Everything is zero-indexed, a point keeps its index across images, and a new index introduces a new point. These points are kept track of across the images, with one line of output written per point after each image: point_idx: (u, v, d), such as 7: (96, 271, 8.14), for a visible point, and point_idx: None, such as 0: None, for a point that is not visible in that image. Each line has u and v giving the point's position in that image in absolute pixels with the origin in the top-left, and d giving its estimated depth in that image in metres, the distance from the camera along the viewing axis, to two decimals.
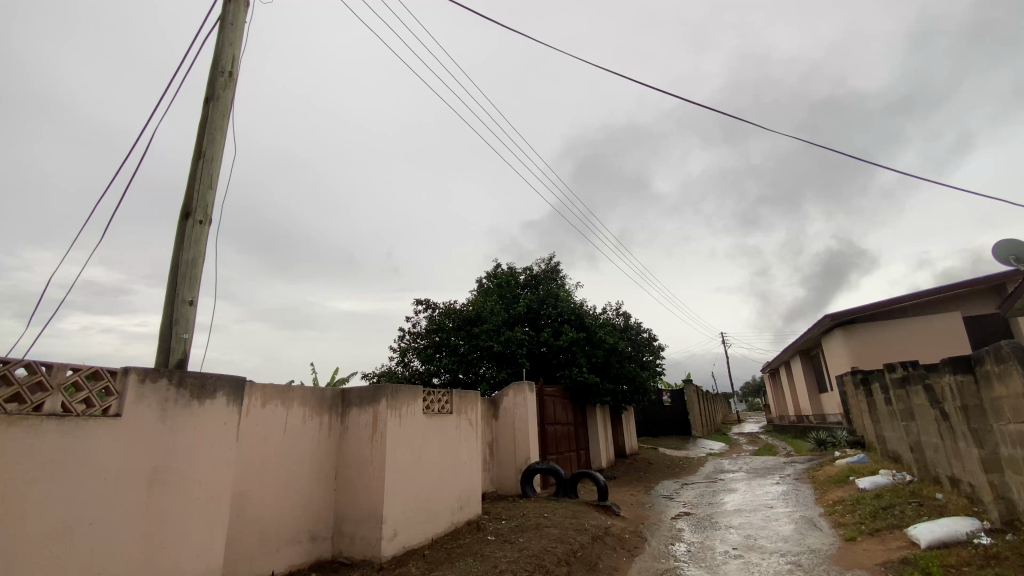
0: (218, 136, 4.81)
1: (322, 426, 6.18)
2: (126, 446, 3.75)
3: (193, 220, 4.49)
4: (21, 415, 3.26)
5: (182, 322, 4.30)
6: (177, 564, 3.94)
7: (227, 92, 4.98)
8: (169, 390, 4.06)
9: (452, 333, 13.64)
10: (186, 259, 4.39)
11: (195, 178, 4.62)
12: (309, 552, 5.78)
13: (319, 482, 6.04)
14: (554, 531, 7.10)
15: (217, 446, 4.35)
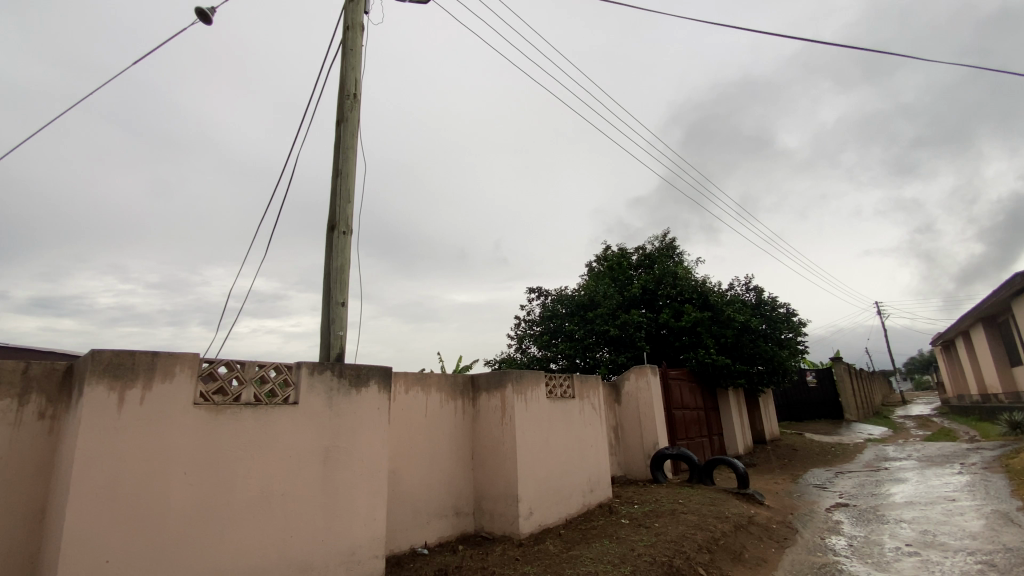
0: (351, 153, 5.36)
1: (457, 410, 6.63)
2: (304, 428, 4.40)
3: (338, 231, 5.08)
4: (225, 404, 4.00)
5: (338, 320, 4.89)
6: (351, 530, 4.56)
7: (354, 112, 5.51)
8: (333, 380, 4.67)
9: (567, 319, 13.71)
10: (336, 265, 4.98)
11: (335, 193, 5.21)
12: (455, 525, 6.28)
13: (459, 462, 6.52)
14: (692, 517, 6.87)
15: (373, 428, 4.91)
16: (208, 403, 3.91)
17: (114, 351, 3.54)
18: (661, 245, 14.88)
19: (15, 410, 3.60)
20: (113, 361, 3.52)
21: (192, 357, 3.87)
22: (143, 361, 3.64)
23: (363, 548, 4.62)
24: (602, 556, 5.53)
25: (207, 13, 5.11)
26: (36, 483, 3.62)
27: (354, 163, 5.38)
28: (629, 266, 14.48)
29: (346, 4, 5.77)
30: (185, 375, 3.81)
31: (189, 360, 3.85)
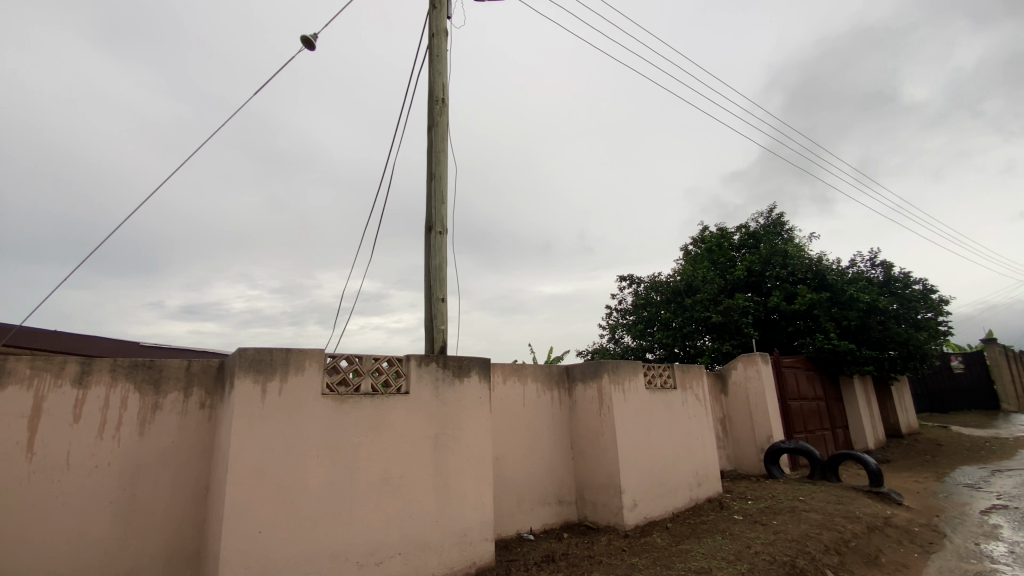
0: (441, 156, 5.58)
1: (554, 400, 6.68)
2: (415, 416, 4.70)
3: (434, 231, 5.33)
4: (348, 394, 4.39)
5: (439, 315, 5.14)
6: (462, 513, 4.80)
7: (443, 117, 5.72)
8: (438, 371, 4.92)
9: (663, 306, 13.18)
10: (434, 263, 5.23)
11: (431, 196, 5.46)
12: (558, 513, 6.35)
13: (559, 451, 6.58)
14: (816, 516, 6.33)
15: (478, 417, 5.11)
16: (333, 393, 4.32)
17: (255, 348, 4.03)
18: (765, 224, 13.75)
19: (182, 401, 4.24)
20: (255, 358, 4.01)
21: (318, 352, 4.29)
22: (279, 357, 4.11)
23: (474, 531, 4.85)
24: (715, 552, 5.30)
25: (310, 39, 5.54)
26: (201, 464, 4.24)
27: (446, 165, 5.60)
28: (729, 248, 13.57)
29: (430, 12, 5.98)
30: (313, 369, 4.24)
31: (316, 355, 4.27)
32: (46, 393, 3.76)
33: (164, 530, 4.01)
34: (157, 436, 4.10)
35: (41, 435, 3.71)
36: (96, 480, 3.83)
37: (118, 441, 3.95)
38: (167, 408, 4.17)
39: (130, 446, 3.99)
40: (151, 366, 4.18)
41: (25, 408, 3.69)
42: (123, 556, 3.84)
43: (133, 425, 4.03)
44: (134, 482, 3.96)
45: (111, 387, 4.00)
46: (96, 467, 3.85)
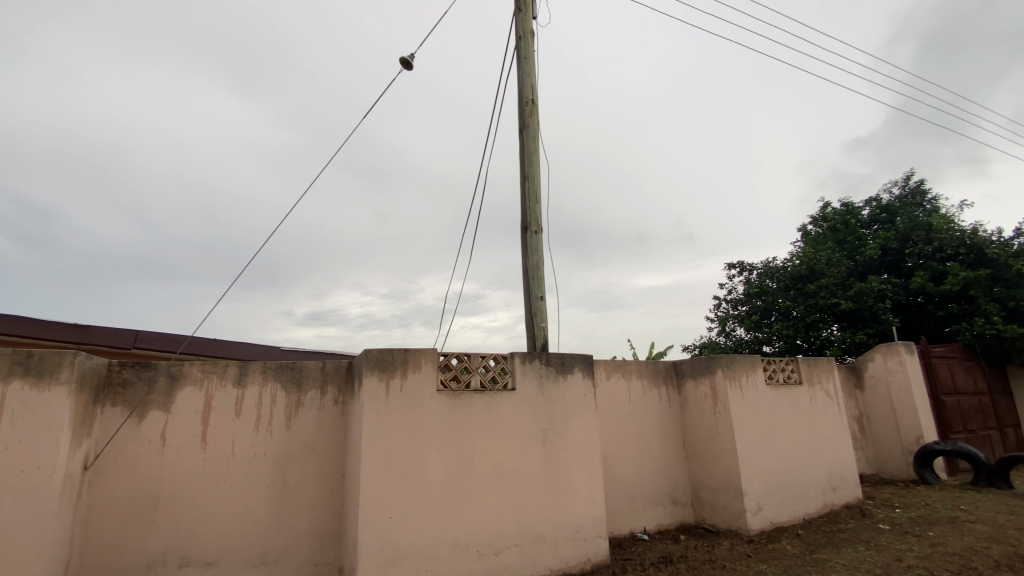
0: (534, 156, 5.63)
1: (662, 397, 6.45)
2: (523, 412, 4.81)
3: (531, 231, 5.40)
4: (459, 390, 4.61)
5: (539, 313, 5.19)
6: (574, 508, 4.82)
7: (533, 117, 5.78)
8: (542, 368, 4.99)
9: (780, 295, 12.12)
10: (532, 262, 5.30)
11: (525, 196, 5.53)
12: (673, 514, 6.13)
13: (671, 449, 6.33)
14: (985, 528, 5.43)
15: (585, 414, 5.10)
16: (446, 390, 4.56)
17: (378, 349, 4.39)
18: (900, 195, 12.08)
19: (319, 398, 4.74)
20: (378, 358, 4.37)
21: (431, 352, 4.55)
22: (399, 357, 4.43)
23: (588, 527, 4.85)
24: (857, 564, 4.78)
25: (407, 60, 5.79)
26: (337, 454, 4.71)
27: (538, 165, 5.64)
28: (856, 226, 12.12)
29: (516, 15, 6.06)
30: (427, 367, 4.51)
31: (430, 355, 4.54)
32: (214, 392, 4.42)
33: (310, 513, 4.52)
34: (301, 428, 4.63)
35: (212, 427, 4.36)
36: (254, 467, 4.42)
37: (271, 433, 4.52)
38: (307, 404, 4.69)
39: (280, 437, 4.55)
40: (293, 367, 4.72)
41: (200, 404, 4.36)
42: (279, 534, 4.39)
43: (282, 419, 4.58)
44: (284, 469, 4.51)
45: (263, 386, 4.59)
46: (255, 456, 4.44)
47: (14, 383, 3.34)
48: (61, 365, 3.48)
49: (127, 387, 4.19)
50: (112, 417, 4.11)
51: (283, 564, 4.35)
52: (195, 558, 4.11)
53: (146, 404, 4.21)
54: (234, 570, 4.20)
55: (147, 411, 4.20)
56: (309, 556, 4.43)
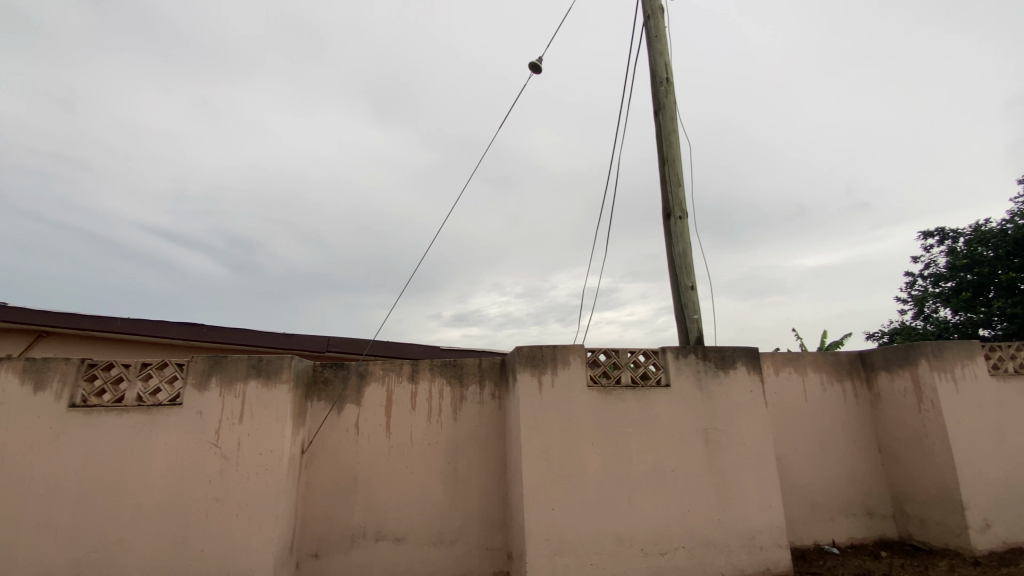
0: (673, 138, 5.34)
1: (846, 393, 5.64)
2: (682, 409, 4.59)
3: (674, 217, 5.12)
4: (610, 386, 4.56)
5: (691, 304, 4.89)
6: (746, 514, 4.46)
7: (669, 97, 5.47)
8: (699, 363, 4.70)
9: (1000, 265, 9.79)
10: (679, 250, 5.02)
11: (666, 182, 5.26)
12: (869, 527, 5.32)
13: (861, 452, 5.51)
14: None
15: (752, 412, 4.68)
16: (597, 386, 4.54)
17: (529, 347, 4.54)
18: None
19: (479, 393, 5.08)
20: (530, 355, 4.52)
21: (580, 348, 4.57)
22: (549, 354, 4.53)
23: (763, 534, 4.45)
24: None
25: (536, 64, 5.85)
26: (499, 446, 4.99)
27: (679, 146, 5.33)
28: None
29: None
30: (577, 363, 4.54)
31: (578, 351, 4.56)
32: (393, 389, 4.99)
33: (480, 500, 4.86)
34: (466, 421, 5.00)
35: (394, 419, 4.93)
36: (429, 456, 4.89)
37: (441, 425, 4.97)
38: (469, 399, 5.05)
39: (448, 429, 4.97)
40: (455, 364, 5.13)
41: (382, 398, 4.96)
42: (454, 517, 4.79)
43: (449, 412, 5.00)
44: (454, 458, 4.92)
45: (431, 382, 5.07)
46: (429, 445, 4.91)
47: (251, 382, 4.15)
48: (281, 367, 4.23)
49: (328, 384, 4.93)
50: (318, 410, 4.86)
51: (459, 545, 4.74)
52: (387, 534, 4.68)
53: (343, 398, 4.92)
54: (420, 547, 4.69)
55: (344, 404, 4.91)
56: (481, 539, 4.77)
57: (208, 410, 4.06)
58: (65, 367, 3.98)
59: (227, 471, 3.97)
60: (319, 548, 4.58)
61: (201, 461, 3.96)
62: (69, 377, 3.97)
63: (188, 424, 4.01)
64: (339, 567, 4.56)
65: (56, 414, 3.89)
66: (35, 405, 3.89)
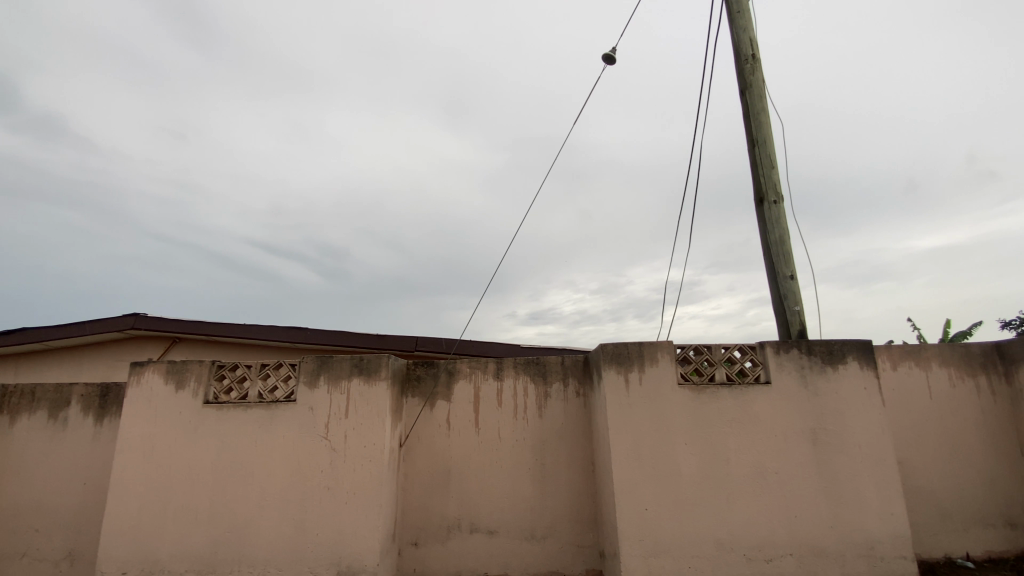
0: (763, 118, 5.00)
1: (980, 388, 4.98)
2: (785, 407, 4.29)
3: (768, 202, 4.80)
4: (703, 384, 4.37)
5: (791, 295, 4.57)
6: (863, 521, 4.09)
7: (756, 74, 5.13)
8: (803, 358, 4.37)
9: None
10: (775, 237, 4.71)
11: (756, 165, 4.95)
12: (1014, 541, 4.66)
13: (1001, 456, 4.84)
14: None
15: (866, 410, 4.28)
16: (689, 383, 4.37)
17: (614, 344, 4.47)
18: None
19: (564, 390, 5.08)
20: (616, 353, 4.44)
21: (669, 344, 4.43)
22: (636, 351, 4.43)
23: (884, 545, 4.05)
24: None
25: (610, 55, 5.72)
26: (586, 443, 4.97)
27: (770, 126, 4.99)
28: None
29: None
30: (666, 360, 4.40)
31: (667, 347, 4.42)
32: (480, 386, 5.14)
33: (569, 497, 4.86)
34: (552, 418, 5.03)
35: (482, 415, 5.07)
36: (517, 452, 4.97)
37: (528, 422, 5.03)
38: (554, 396, 5.07)
39: (535, 426, 5.02)
40: (539, 362, 5.18)
41: (470, 395, 5.12)
42: (544, 513, 4.84)
43: (534, 410, 5.05)
44: (542, 454, 4.96)
45: (516, 379, 5.15)
46: (516, 441, 5.00)
47: (354, 380, 4.47)
48: (380, 365, 4.51)
49: (420, 381, 5.17)
50: (412, 407, 5.10)
51: (550, 540, 4.78)
52: (481, 526, 4.83)
53: (434, 395, 5.14)
54: (512, 540, 4.79)
55: (435, 401, 5.12)
56: (572, 536, 4.78)
57: (318, 406, 4.42)
58: (199, 369, 4.51)
59: (336, 462, 4.30)
60: (418, 538, 4.82)
61: (314, 453, 4.32)
62: (203, 377, 4.50)
63: (300, 419, 4.40)
64: (437, 557, 4.77)
65: (194, 409, 4.42)
66: (177, 402, 4.44)
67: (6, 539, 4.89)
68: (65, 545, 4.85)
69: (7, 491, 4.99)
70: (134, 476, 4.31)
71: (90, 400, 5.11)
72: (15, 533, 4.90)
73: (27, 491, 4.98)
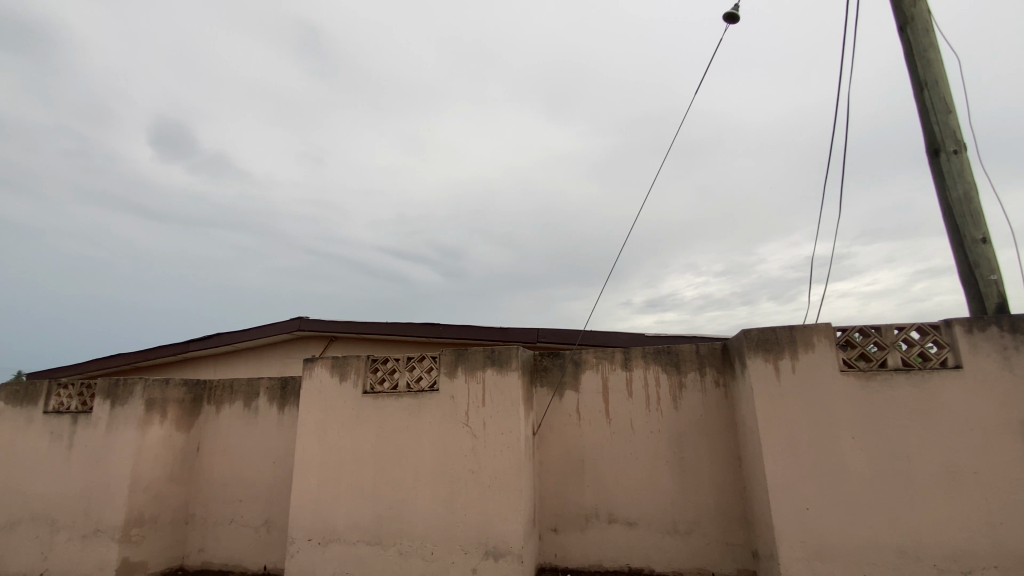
0: (932, 54, 4.19)
1: None
2: (982, 396, 3.59)
3: (946, 153, 4.03)
4: (872, 370, 3.83)
5: (984, 262, 3.80)
6: None
7: (919, 3, 4.32)
8: (1005, 337, 3.62)
9: None
10: (957, 195, 3.94)
11: (926, 111, 4.18)
12: None
13: None
14: None
15: None
16: (854, 370, 3.86)
17: (759, 328, 4.11)
18: None
19: (700, 380, 4.81)
20: (761, 337, 4.07)
21: (825, 326, 3.95)
22: (785, 335, 4.01)
23: None
24: None
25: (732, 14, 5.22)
26: (729, 435, 4.65)
27: (942, 62, 4.18)
28: None
29: None
30: (823, 344, 3.93)
31: (823, 330, 3.95)
32: (609, 376, 5.07)
33: (713, 492, 4.60)
34: (688, 409, 4.79)
35: (613, 405, 4.99)
36: (653, 444, 4.82)
37: (662, 412, 4.85)
38: (690, 386, 4.82)
39: (670, 417, 4.82)
40: (670, 351, 4.95)
41: (600, 385, 5.07)
42: (687, 507, 4.63)
43: (669, 400, 4.85)
44: (680, 446, 4.75)
45: (647, 369, 4.99)
46: (651, 432, 4.85)
47: (488, 371, 4.68)
48: (511, 357, 4.67)
49: (548, 372, 5.22)
50: (542, 397, 5.18)
51: (695, 536, 4.57)
52: (619, 517, 4.77)
53: (562, 385, 5.17)
54: (653, 533, 4.66)
55: (565, 391, 5.15)
56: (719, 533, 4.52)
57: (458, 395, 4.71)
58: (357, 363, 5.07)
59: (477, 448, 4.54)
60: (557, 524, 4.90)
61: (457, 439, 4.61)
62: (361, 370, 5.04)
63: (443, 407, 4.72)
64: (577, 544, 4.81)
65: (354, 399, 4.98)
66: (341, 392, 5.04)
67: (222, 507, 5.96)
68: (262, 514, 5.79)
69: (219, 467, 6.08)
70: (312, 456, 4.98)
71: (274, 391, 6.03)
72: (227, 502, 5.95)
73: (233, 467, 6.02)
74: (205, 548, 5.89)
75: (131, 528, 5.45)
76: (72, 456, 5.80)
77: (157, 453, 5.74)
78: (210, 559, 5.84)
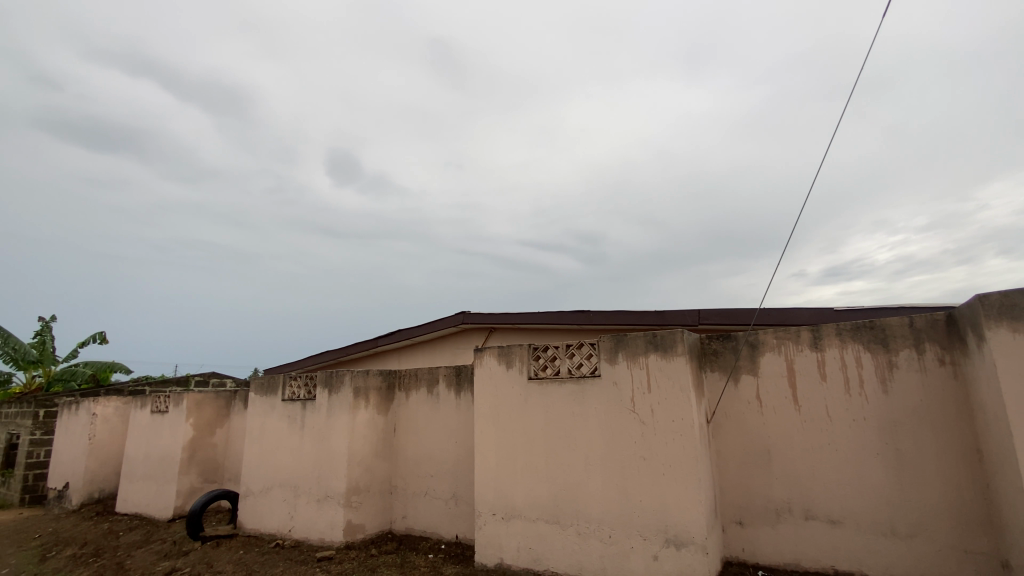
0: None
1: None
2: None
3: None
4: None
5: None
6: None
7: None
8: None
9: None
10: None
11: None
12: None
13: None
14: None
15: None
16: None
17: (999, 293, 3.31)
18: None
19: (917, 359, 4.05)
20: (1002, 303, 3.28)
21: None
22: None
23: None
24: None
25: None
26: (964, 425, 3.85)
27: None
28: None
29: None
30: None
31: None
32: (795, 357, 4.54)
33: (944, 491, 3.86)
34: (902, 394, 4.07)
35: (801, 390, 4.47)
36: (857, 434, 4.20)
37: (866, 398, 4.20)
38: (903, 366, 4.09)
39: (877, 403, 4.16)
40: (874, 326, 4.25)
41: (783, 368, 4.58)
42: (907, 506, 3.96)
43: (875, 383, 4.18)
44: (894, 437, 4.07)
45: (843, 349, 4.35)
46: (854, 420, 4.23)
47: (652, 355, 4.54)
48: (675, 340, 4.48)
49: (718, 355, 4.85)
50: (714, 382, 4.84)
51: (922, 541, 3.89)
52: (818, 514, 4.26)
53: (737, 369, 4.77)
54: (864, 534, 4.08)
55: (740, 375, 4.75)
56: (954, 538, 3.79)
57: (622, 381, 4.66)
58: (522, 351, 5.32)
59: (647, 434, 4.46)
60: (742, 517, 4.56)
61: (626, 424, 4.58)
62: (525, 358, 5.29)
63: (608, 393, 4.72)
64: (768, 540, 4.43)
65: (522, 384, 5.26)
66: (510, 379, 5.35)
67: (417, 480, 6.79)
68: (450, 489, 6.45)
69: (412, 446, 6.93)
70: (489, 438, 5.38)
71: (450, 378, 6.67)
72: (421, 477, 6.76)
73: (423, 446, 6.81)
74: (407, 515, 6.79)
75: (351, 495, 6.52)
76: (304, 435, 7.15)
77: (364, 433, 6.76)
78: (412, 525, 6.72)
